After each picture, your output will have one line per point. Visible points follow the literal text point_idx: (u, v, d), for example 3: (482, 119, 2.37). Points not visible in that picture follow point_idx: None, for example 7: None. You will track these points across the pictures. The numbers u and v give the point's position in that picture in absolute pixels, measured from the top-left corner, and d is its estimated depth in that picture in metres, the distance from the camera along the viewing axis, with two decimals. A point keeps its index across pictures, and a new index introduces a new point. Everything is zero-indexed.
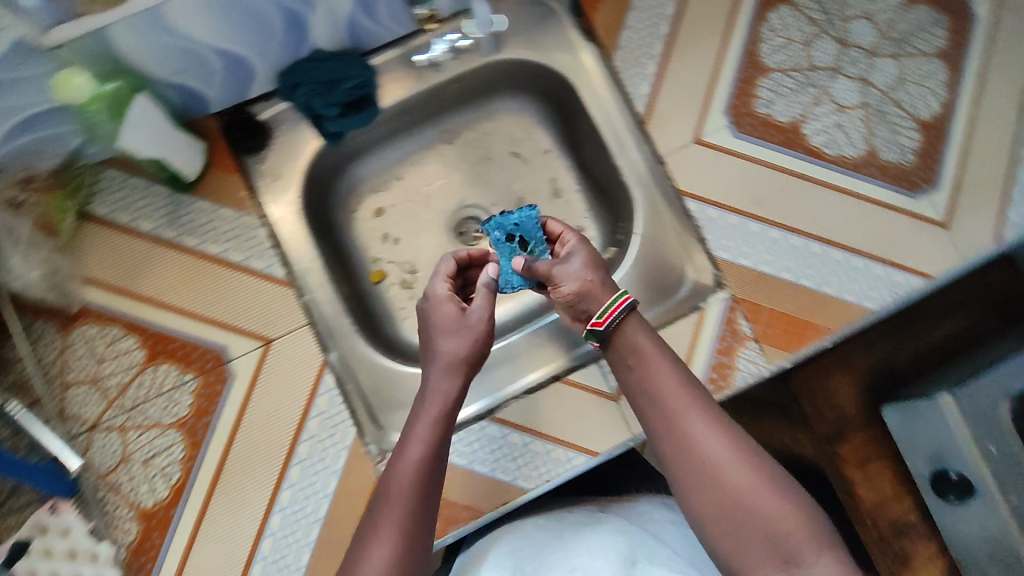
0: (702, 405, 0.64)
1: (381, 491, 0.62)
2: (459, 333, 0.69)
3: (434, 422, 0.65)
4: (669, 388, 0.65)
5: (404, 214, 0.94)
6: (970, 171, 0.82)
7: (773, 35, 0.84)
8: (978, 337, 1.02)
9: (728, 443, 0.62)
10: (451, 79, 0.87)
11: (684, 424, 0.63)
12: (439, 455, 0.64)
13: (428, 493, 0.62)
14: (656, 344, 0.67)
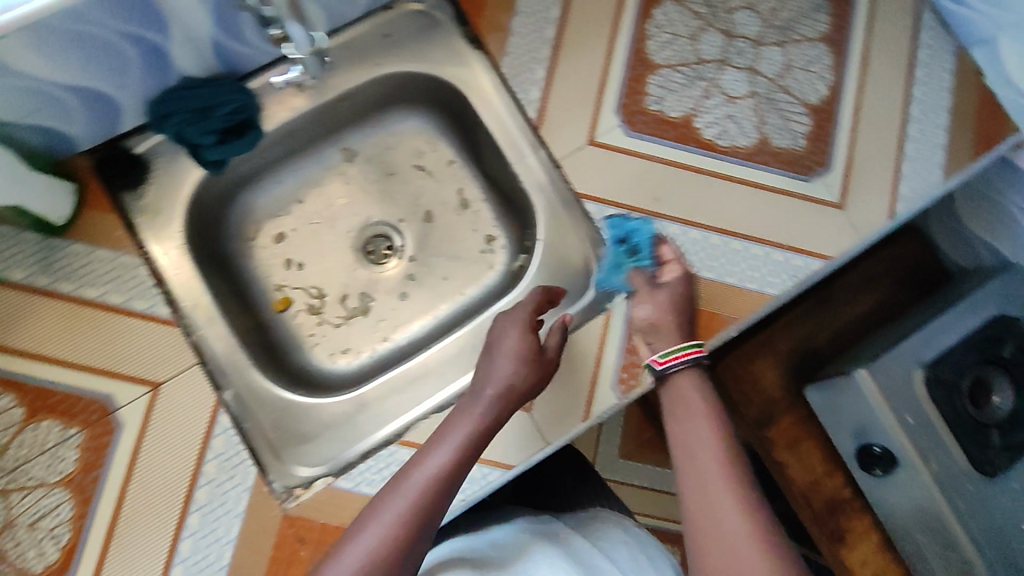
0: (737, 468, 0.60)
1: (383, 493, 0.60)
2: (518, 360, 0.72)
3: (459, 447, 0.64)
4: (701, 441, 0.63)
5: (308, 237, 0.92)
6: (859, 152, 0.84)
7: (659, 31, 0.84)
8: (888, 313, 1.08)
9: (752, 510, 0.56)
10: (336, 98, 0.83)
11: (713, 478, 0.59)
12: (452, 484, 0.60)
13: (432, 514, 0.57)
14: (707, 401, 0.67)
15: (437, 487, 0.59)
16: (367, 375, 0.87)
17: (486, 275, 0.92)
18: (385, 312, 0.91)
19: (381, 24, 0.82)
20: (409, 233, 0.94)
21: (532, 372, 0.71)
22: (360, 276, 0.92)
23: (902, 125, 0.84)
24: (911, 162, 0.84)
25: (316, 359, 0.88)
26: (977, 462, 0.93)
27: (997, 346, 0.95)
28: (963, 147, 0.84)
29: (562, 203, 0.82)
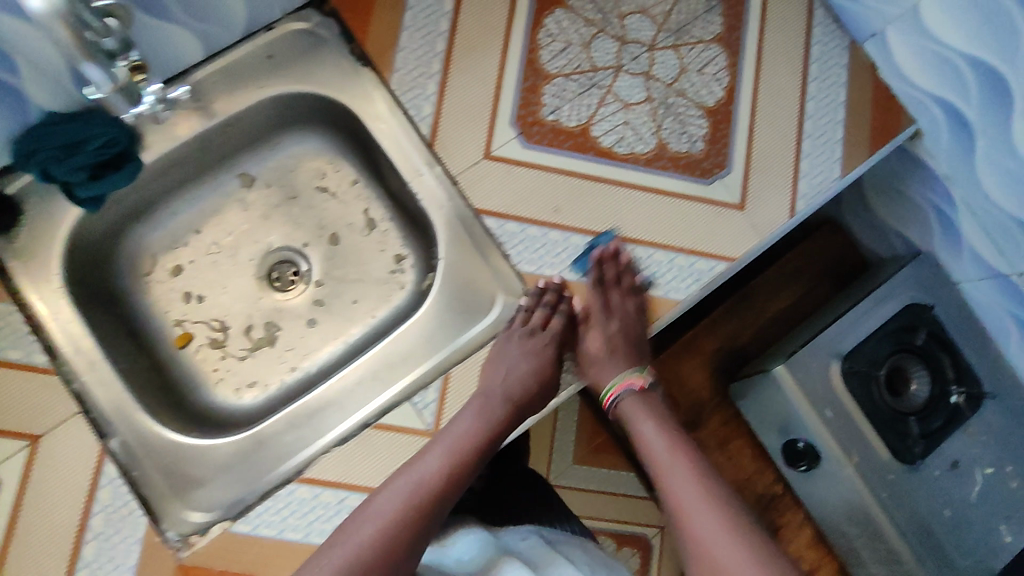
0: (698, 478, 0.77)
1: (389, 479, 0.70)
2: (529, 354, 0.81)
3: (460, 445, 0.73)
4: (660, 450, 0.81)
5: (208, 269, 0.89)
6: (757, 152, 0.84)
7: (551, 40, 0.82)
8: (809, 306, 1.11)
9: (718, 513, 0.74)
10: (221, 123, 0.81)
11: (682, 486, 0.76)
12: (452, 479, 0.72)
13: (432, 505, 0.70)
14: (655, 424, 0.84)
15: (437, 485, 0.71)
16: (274, 409, 0.85)
17: (397, 296, 0.90)
18: (294, 341, 0.89)
19: (263, 45, 0.79)
20: (315, 257, 0.91)
21: (541, 381, 0.83)
22: (265, 305, 0.90)
23: (800, 123, 0.85)
24: (807, 159, 0.84)
25: (220, 397, 0.85)
26: (897, 452, 0.94)
27: (911, 335, 0.97)
28: (859, 141, 0.85)
29: (461, 220, 0.80)
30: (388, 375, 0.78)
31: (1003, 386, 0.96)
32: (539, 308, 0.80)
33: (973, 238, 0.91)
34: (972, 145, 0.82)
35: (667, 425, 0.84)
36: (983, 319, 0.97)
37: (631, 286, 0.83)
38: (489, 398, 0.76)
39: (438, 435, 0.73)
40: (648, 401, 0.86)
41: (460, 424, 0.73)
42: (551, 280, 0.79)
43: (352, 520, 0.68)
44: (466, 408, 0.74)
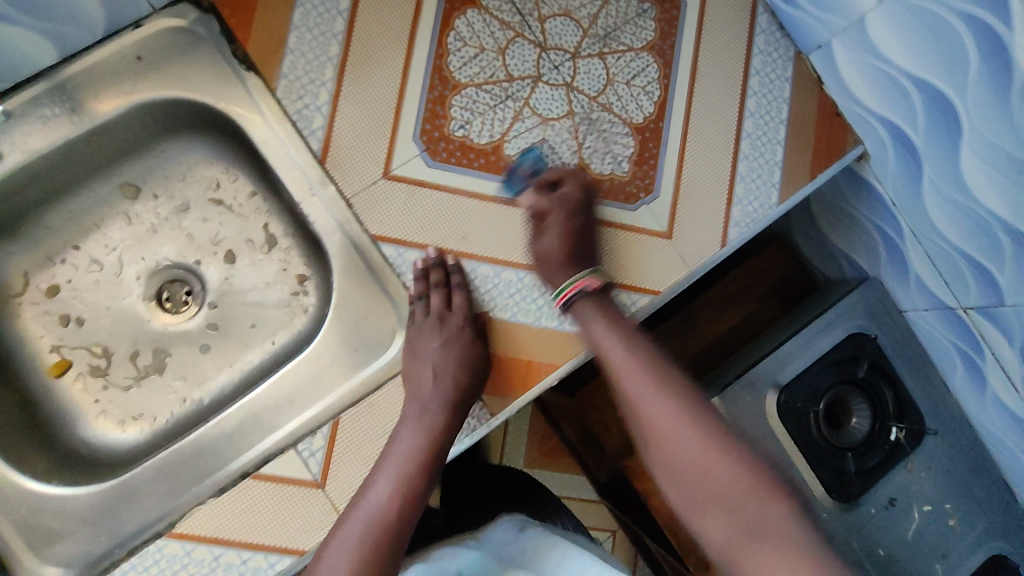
0: (657, 383, 0.64)
1: (334, 528, 0.61)
2: (447, 342, 0.71)
3: (407, 465, 0.65)
4: (614, 354, 0.67)
5: (88, 289, 0.81)
6: (688, 174, 0.77)
7: (461, 44, 0.74)
8: (757, 326, 1.03)
9: (684, 416, 0.61)
10: (86, 132, 0.72)
11: (634, 385, 0.64)
12: (410, 506, 0.63)
13: (396, 539, 0.61)
14: (609, 322, 0.69)
15: (393, 516, 0.62)
16: (155, 446, 0.77)
17: (299, 320, 0.81)
18: (185, 368, 0.81)
19: (132, 45, 0.72)
20: (210, 277, 0.83)
21: (472, 364, 0.70)
22: (153, 328, 0.82)
23: (736, 142, 0.78)
24: (742, 183, 0.78)
25: (100, 431, 0.78)
26: (832, 489, 0.88)
27: (854, 366, 0.91)
28: (799, 167, 0.79)
29: (357, 246, 0.73)
30: (274, 418, 0.72)
31: (943, 421, 0.91)
32: (433, 290, 0.71)
33: (919, 268, 0.85)
34: (918, 171, 0.75)
35: (615, 317, 0.70)
36: (932, 352, 0.92)
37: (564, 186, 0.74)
38: (424, 404, 0.68)
39: (380, 463, 0.65)
40: (604, 302, 0.71)
41: (397, 447, 0.66)
42: (429, 256, 0.72)
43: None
44: (401, 430, 0.67)
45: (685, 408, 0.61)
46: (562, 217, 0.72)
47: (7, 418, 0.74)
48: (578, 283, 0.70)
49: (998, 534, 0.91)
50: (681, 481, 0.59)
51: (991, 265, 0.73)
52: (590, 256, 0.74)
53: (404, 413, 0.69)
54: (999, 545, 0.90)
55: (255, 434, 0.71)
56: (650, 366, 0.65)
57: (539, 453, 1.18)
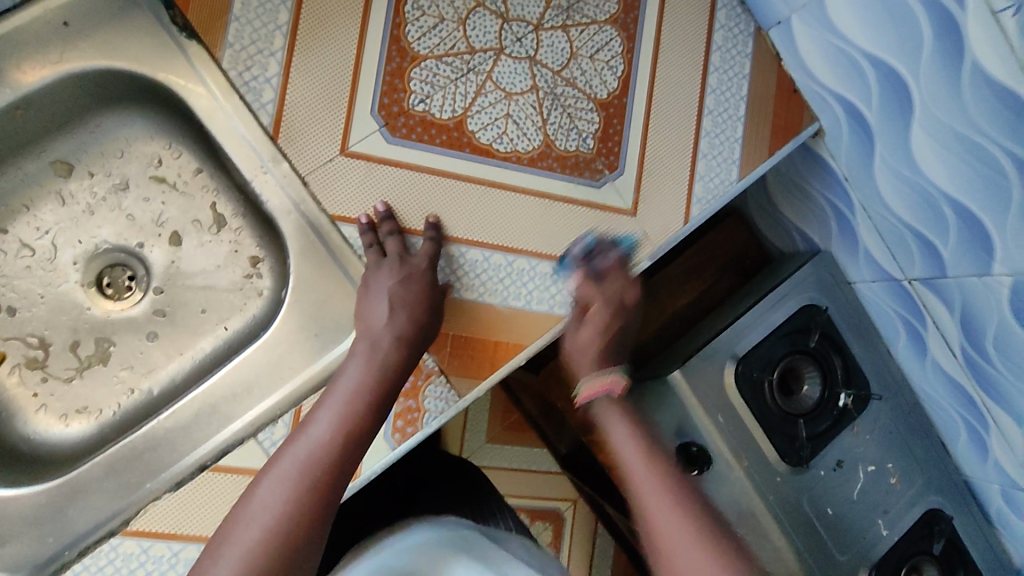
0: (668, 490, 0.62)
1: (269, 466, 0.58)
2: (405, 278, 0.68)
3: (350, 400, 0.62)
4: (634, 463, 0.64)
5: (19, 276, 0.75)
6: (652, 151, 0.77)
7: (420, 14, 0.71)
8: (715, 299, 1.06)
9: (691, 526, 0.59)
10: (10, 104, 0.66)
11: (641, 479, 0.62)
12: (356, 440, 0.59)
13: (337, 472, 0.57)
14: (629, 434, 0.67)
15: (335, 448, 0.58)
16: (102, 440, 0.73)
17: (253, 304, 0.78)
18: (131, 358, 0.77)
19: (56, 10, 0.66)
20: (156, 261, 0.78)
21: (431, 302, 0.69)
22: (94, 316, 0.77)
23: (697, 119, 0.78)
24: (704, 159, 0.78)
25: (40, 428, 0.73)
26: (786, 454, 0.90)
27: (806, 336, 0.93)
28: (758, 143, 0.80)
29: (314, 227, 0.70)
30: (229, 409, 0.68)
31: (888, 387, 0.96)
32: (387, 237, 0.69)
33: (868, 241, 0.88)
34: (871, 148, 0.77)
35: (641, 431, 0.67)
36: (876, 321, 0.96)
37: (626, 274, 0.75)
38: (377, 343, 0.66)
39: (324, 401, 0.63)
40: (623, 404, 0.70)
41: (342, 384, 0.63)
42: (378, 208, 0.69)
43: (231, 527, 0.53)
44: (350, 369, 0.65)
45: (708, 536, 0.59)
46: (606, 314, 0.73)
47: None
48: (602, 386, 0.70)
49: (936, 488, 0.97)
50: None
51: (936, 238, 0.76)
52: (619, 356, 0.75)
53: (356, 354, 0.66)
54: (936, 499, 0.96)
55: (211, 425, 0.68)
56: (668, 474, 0.63)
57: (500, 428, 1.18)
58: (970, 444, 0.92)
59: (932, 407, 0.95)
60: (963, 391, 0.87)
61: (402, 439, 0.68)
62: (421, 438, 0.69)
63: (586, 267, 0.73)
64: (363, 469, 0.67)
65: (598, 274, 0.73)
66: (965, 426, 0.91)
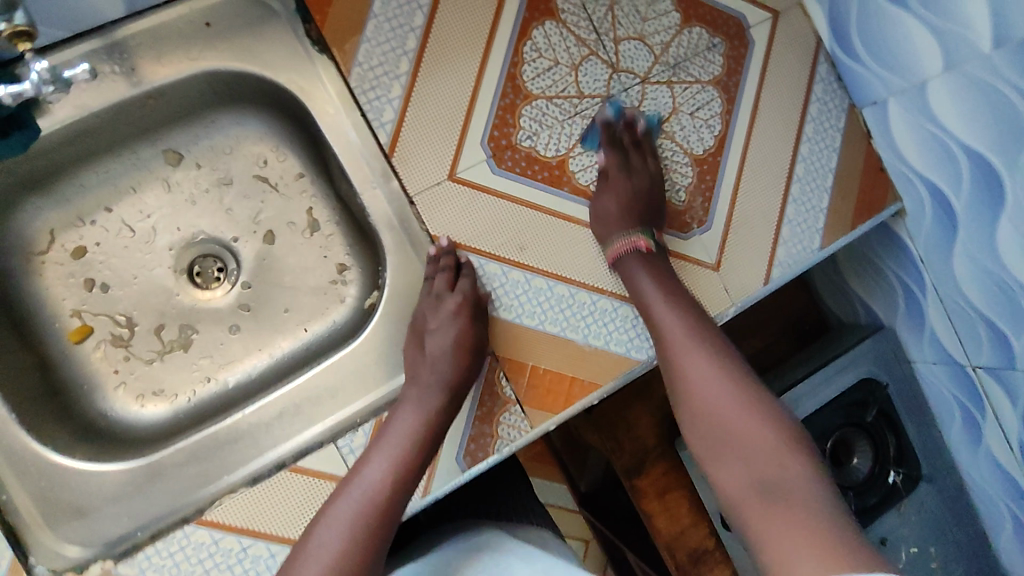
0: (693, 333, 0.68)
1: (327, 505, 0.62)
2: (442, 324, 0.70)
3: (403, 446, 0.65)
4: (671, 324, 0.69)
5: (117, 255, 0.77)
6: (739, 211, 0.79)
7: (537, 55, 0.74)
8: (768, 360, 1.07)
9: (725, 377, 0.65)
10: (143, 94, 0.70)
11: (679, 342, 0.68)
12: (404, 484, 0.63)
13: (388, 517, 0.62)
14: (650, 277, 0.72)
15: (388, 493, 0.62)
16: (177, 426, 0.74)
17: (335, 310, 0.80)
18: (212, 348, 0.78)
19: (201, 11, 0.69)
20: (247, 256, 0.80)
21: (469, 343, 0.69)
22: (181, 303, 0.79)
23: (786, 185, 0.80)
24: (789, 225, 0.80)
25: (117, 404, 0.75)
26: None
27: (862, 411, 0.94)
28: (841, 216, 0.82)
29: (414, 245, 0.73)
30: (311, 411, 0.69)
31: (937, 468, 0.95)
32: (436, 273, 0.70)
33: (935, 324, 0.88)
34: (952, 234, 0.79)
35: (671, 283, 0.72)
36: (931, 405, 0.95)
37: (644, 152, 0.77)
38: (422, 390, 0.68)
39: (376, 442, 0.66)
40: (652, 260, 0.73)
41: (395, 428, 0.66)
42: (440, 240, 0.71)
43: (296, 556, 0.59)
44: (400, 412, 0.67)
45: (743, 386, 0.64)
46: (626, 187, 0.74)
47: (25, 384, 0.70)
48: (633, 240, 0.72)
49: None
50: (704, 410, 0.64)
51: (1010, 330, 0.77)
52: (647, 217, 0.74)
53: (404, 399, 0.69)
54: None
55: (288, 427, 0.69)
56: (693, 325, 0.69)
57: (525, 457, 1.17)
58: (1015, 540, 0.91)
59: (980, 500, 0.93)
60: (1017, 484, 0.86)
61: (472, 463, 0.70)
62: (491, 463, 0.70)
63: (625, 134, 0.76)
64: (433, 488, 0.69)
65: (626, 145, 0.76)
66: (1013, 520, 0.90)
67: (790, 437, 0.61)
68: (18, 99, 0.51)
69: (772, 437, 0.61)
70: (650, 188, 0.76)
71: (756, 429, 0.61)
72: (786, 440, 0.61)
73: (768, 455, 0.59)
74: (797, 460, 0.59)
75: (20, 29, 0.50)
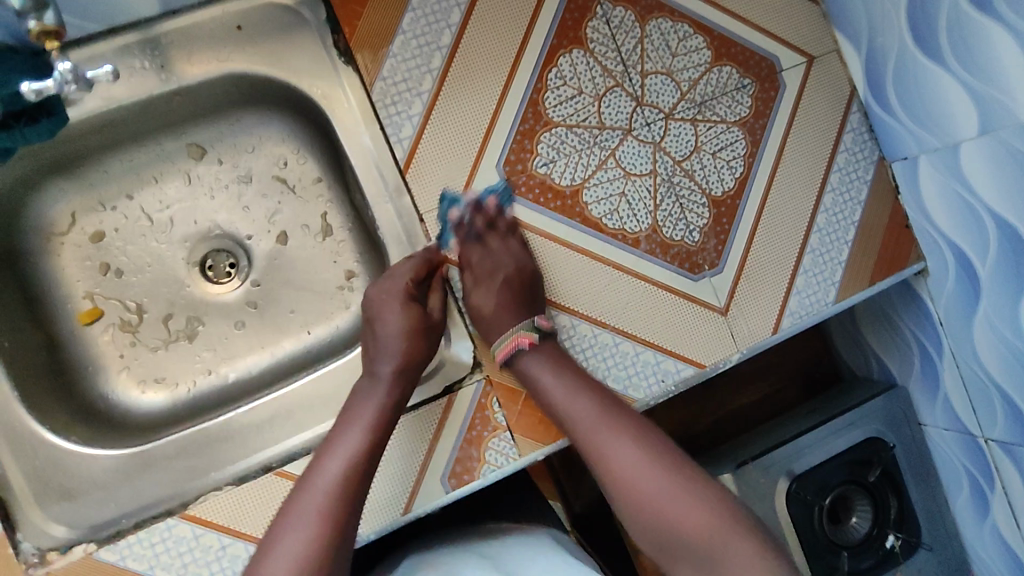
0: (605, 421, 0.65)
1: (286, 506, 0.59)
2: (393, 309, 0.69)
3: (360, 436, 0.63)
4: (578, 409, 0.66)
5: (134, 242, 0.79)
6: (754, 256, 0.77)
7: (561, 83, 0.74)
8: (774, 405, 1.05)
9: (642, 452, 0.63)
10: (172, 91, 0.71)
11: (595, 434, 0.64)
12: (365, 475, 0.61)
13: (351, 508, 0.59)
14: (542, 364, 0.68)
15: (348, 484, 0.60)
16: (173, 416, 0.75)
17: (339, 316, 0.80)
18: (215, 341, 0.79)
19: (233, 14, 0.70)
20: (259, 254, 0.81)
21: (416, 330, 0.69)
22: (191, 294, 0.80)
23: (805, 235, 0.79)
24: (805, 275, 0.78)
25: (118, 388, 0.76)
26: None
27: (865, 470, 0.91)
28: (861, 270, 0.80)
29: None
30: (303, 416, 0.70)
31: (939, 539, 0.91)
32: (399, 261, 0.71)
33: (950, 390, 0.85)
34: (974, 301, 0.76)
35: (569, 369, 0.68)
36: (939, 470, 0.92)
37: (507, 224, 0.72)
38: (377, 378, 0.67)
39: (334, 434, 0.63)
40: (544, 349, 0.68)
41: (351, 420, 0.64)
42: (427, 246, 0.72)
43: (260, 559, 0.57)
44: (356, 404, 0.65)
45: (660, 457, 0.63)
46: (504, 270, 0.70)
47: (32, 361, 0.72)
48: (515, 340, 0.68)
49: None
50: (635, 499, 0.61)
51: None
52: (530, 298, 0.70)
53: (359, 390, 0.67)
54: None
55: (279, 430, 0.69)
56: (599, 404, 0.66)
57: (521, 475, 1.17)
58: None
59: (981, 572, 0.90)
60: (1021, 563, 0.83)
61: (458, 485, 0.69)
62: (476, 486, 0.69)
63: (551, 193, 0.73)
64: (416, 506, 0.69)
65: (480, 233, 0.72)
66: None
67: (715, 500, 0.61)
68: (41, 95, 0.54)
69: (699, 505, 0.60)
70: (523, 273, 0.71)
71: (687, 497, 0.61)
72: (713, 511, 0.60)
73: (705, 532, 0.59)
74: (736, 535, 0.59)
75: (49, 28, 0.53)
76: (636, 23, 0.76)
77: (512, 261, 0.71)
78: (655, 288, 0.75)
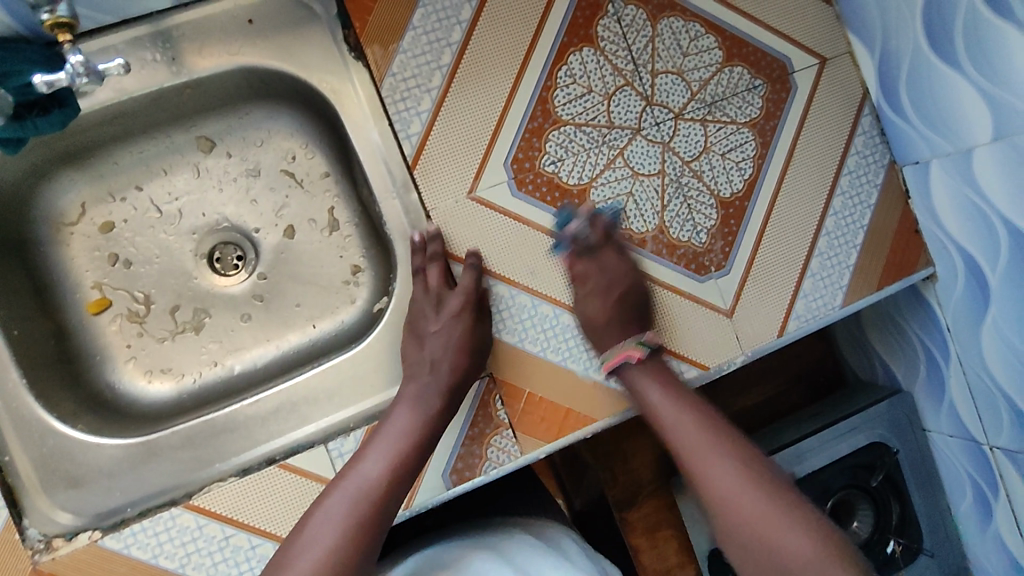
0: (709, 436, 0.65)
1: (322, 499, 0.61)
2: (442, 324, 0.69)
3: (399, 441, 0.64)
4: (679, 420, 0.67)
5: (142, 233, 0.79)
6: (761, 258, 0.77)
7: (571, 81, 0.73)
8: (778, 408, 1.05)
9: (744, 473, 0.63)
10: (183, 84, 0.72)
11: (697, 450, 0.65)
12: (401, 479, 0.63)
13: (384, 510, 0.61)
14: (648, 381, 0.69)
15: (384, 486, 0.62)
16: (179, 406, 0.76)
17: (344, 310, 0.81)
18: (222, 333, 0.80)
19: (245, 8, 0.71)
20: (267, 247, 0.82)
21: (466, 347, 0.68)
22: (199, 286, 0.80)
23: (813, 237, 0.78)
24: (812, 278, 0.78)
25: (125, 378, 0.77)
26: None
27: (868, 474, 0.91)
28: (868, 275, 0.80)
29: None
30: (307, 410, 0.70)
31: (941, 546, 0.91)
32: (428, 264, 0.72)
33: (957, 397, 0.85)
34: (983, 309, 0.76)
35: (675, 387, 0.69)
36: (944, 476, 0.92)
37: (616, 240, 0.74)
38: (420, 389, 0.67)
39: (374, 438, 0.65)
40: (652, 363, 0.70)
41: (392, 426, 0.65)
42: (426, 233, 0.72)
43: (288, 550, 0.58)
44: (396, 410, 0.67)
45: (758, 477, 0.63)
46: (612, 282, 0.72)
47: (40, 349, 0.72)
48: (623, 354, 0.70)
49: None
50: (732, 516, 0.61)
51: None
52: (637, 318, 0.73)
53: (401, 397, 0.68)
54: None
55: (283, 423, 0.70)
56: (704, 423, 0.67)
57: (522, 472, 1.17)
58: None
59: None
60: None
61: (459, 480, 0.70)
62: (477, 482, 0.70)
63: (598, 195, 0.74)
64: (416, 501, 0.69)
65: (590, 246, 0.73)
66: None
67: (823, 531, 0.59)
68: (53, 88, 0.54)
69: (803, 528, 0.59)
70: (632, 290, 0.73)
71: (787, 523, 0.60)
72: (817, 537, 0.58)
73: (809, 561, 0.57)
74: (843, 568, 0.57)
75: (62, 21, 0.54)
76: (647, 22, 0.75)
77: (620, 274, 0.72)
78: (660, 288, 0.75)
